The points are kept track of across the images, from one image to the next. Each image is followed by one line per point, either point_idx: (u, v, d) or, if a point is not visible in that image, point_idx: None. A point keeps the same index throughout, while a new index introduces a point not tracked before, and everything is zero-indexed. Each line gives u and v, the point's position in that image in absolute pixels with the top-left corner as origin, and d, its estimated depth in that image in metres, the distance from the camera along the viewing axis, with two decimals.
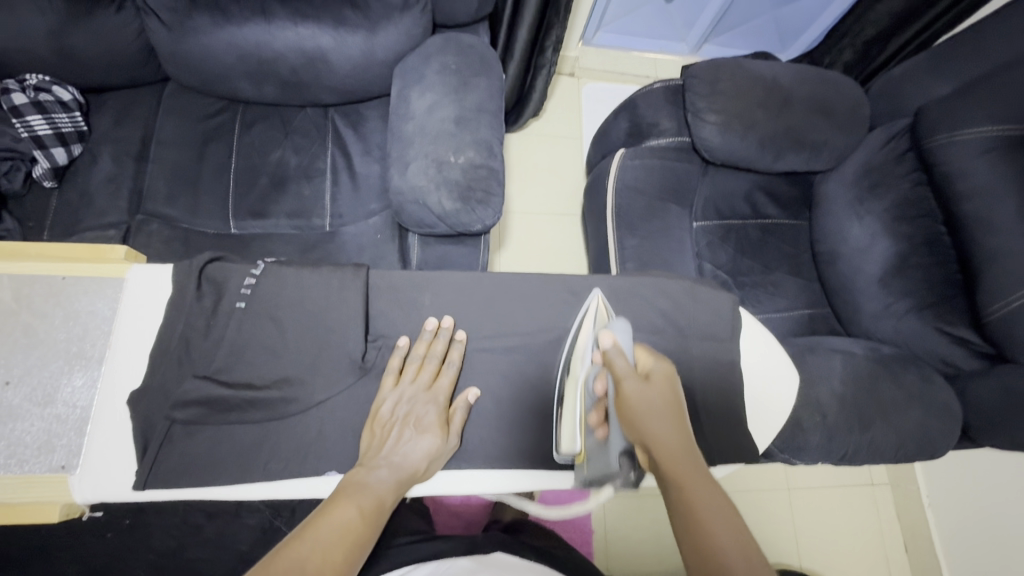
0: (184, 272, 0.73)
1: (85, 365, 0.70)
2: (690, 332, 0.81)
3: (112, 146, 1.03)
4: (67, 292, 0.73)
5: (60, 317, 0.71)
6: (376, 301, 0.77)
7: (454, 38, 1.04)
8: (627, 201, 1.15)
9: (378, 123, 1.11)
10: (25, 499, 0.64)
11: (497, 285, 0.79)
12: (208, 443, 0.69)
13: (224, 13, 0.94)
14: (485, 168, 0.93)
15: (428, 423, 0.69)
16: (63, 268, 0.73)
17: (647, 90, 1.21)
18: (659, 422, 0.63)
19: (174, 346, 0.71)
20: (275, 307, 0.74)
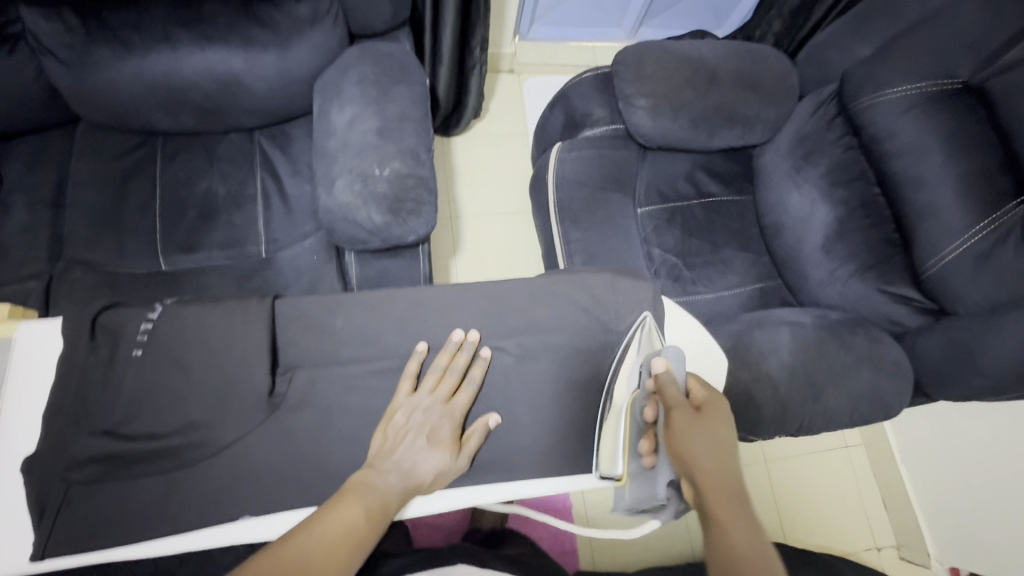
0: (74, 323, 0.71)
1: None
2: (614, 326, 0.80)
3: (27, 194, 0.99)
4: None
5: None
6: (287, 331, 0.74)
7: (371, 48, 1.02)
8: (569, 194, 1.14)
9: (305, 142, 1.09)
10: None
11: (412, 300, 0.77)
12: (112, 501, 0.67)
13: (124, 44, 0.91)
14: (414, 177, 0.92)
15: (443, 440, 0.70)
16: None
17: (577, 81, 1.20)
18: (700, 442, 0.67)
19: (68, 402, 0.68)
20: (176, 349, 0.71)
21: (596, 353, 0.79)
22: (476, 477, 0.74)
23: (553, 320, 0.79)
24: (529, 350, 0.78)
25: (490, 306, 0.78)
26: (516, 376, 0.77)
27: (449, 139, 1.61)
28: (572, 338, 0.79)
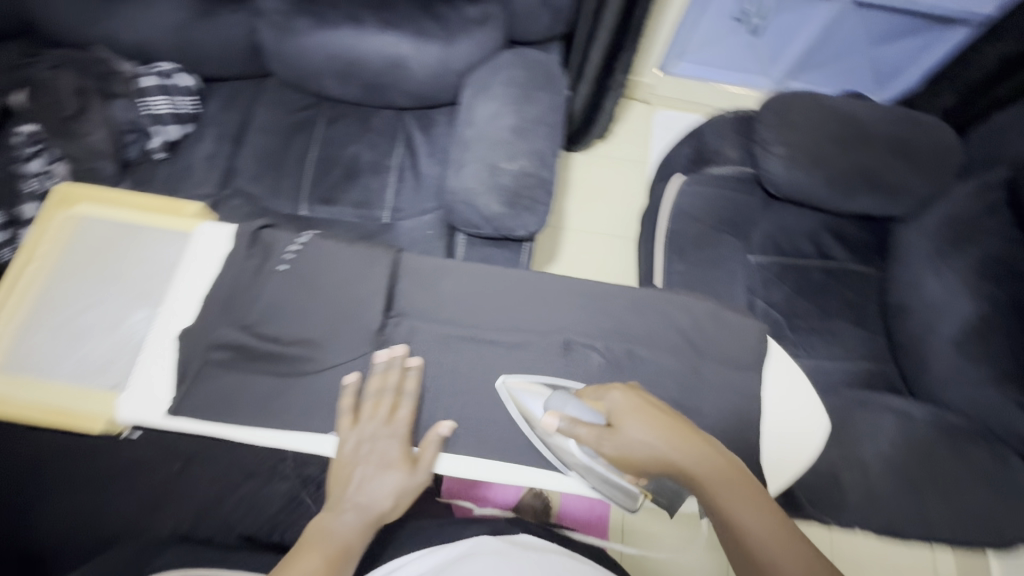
0: (240, 232, 0.81)
1: (147, 300, 0.77)
2: (708, 355, 0.78)
3: (213, 128, 1.17)
4: (143, 236, 0.82)
5: (137, 258, 0.80)
6: (402, 285, 0.80)
7: (523, 55, 1.10)
8: (680, 226, 1.13)
9: (446, 129, 1.18)
10: (78, 407, 0.70)
11: (519, 283, 0.81)
12: (231, 385, 0.72)
13: (323, 18, 1.06)
14: (537, 178, 0.97)
15: (396, 457, 0.68)
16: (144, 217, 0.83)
17: (715, 119, 1.20)
18: (641, 440, 0.61)
19: (221, 293, 0.77)
20: (312, 274, 0.79)
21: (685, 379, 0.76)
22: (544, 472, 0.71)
23: (645, 335, 0.79)
24: (615, 361, 0.77)
25: (584, 308, 0.80)
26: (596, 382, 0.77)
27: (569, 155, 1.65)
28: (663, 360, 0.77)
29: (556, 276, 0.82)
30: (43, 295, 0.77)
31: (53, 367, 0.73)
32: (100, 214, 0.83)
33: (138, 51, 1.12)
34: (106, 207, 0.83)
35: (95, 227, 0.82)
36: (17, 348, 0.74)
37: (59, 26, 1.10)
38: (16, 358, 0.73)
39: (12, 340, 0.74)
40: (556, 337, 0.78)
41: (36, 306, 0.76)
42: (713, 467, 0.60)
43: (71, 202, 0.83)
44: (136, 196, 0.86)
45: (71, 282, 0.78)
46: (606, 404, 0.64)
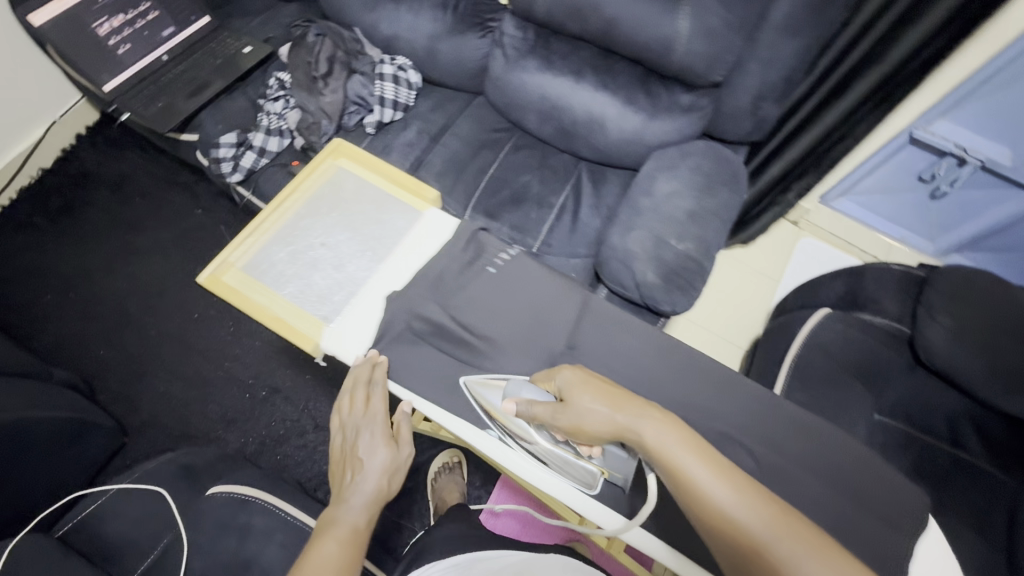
0: (463, 229, 0.87)
1: (372, 256, 0.86)
2: (853, 497, 0.73)
3: (419, 122, 1.31)
4: (384, 200, 0.91)
5: (374, 217, 0.89)
6: (584, 321, 0.82)
7: (716, 149, 1.15)
8: (811, 358, 1.10)
9: (615, 189, 1.25)
10: (295, 323, 0.79)
11: (685, 359, 0.80)
12: (420, 356, 0.78)
13: (550, 63, 1.18)
14: (698, 264, 0.99)
15: (379, 441, 0.75)
16: (388, 185, 0.92)
17: (882, 267, 1.16)
18: (593, 408, 0.65)
19: (433, 274, 0.83)
20: (510, 284, 0.84)
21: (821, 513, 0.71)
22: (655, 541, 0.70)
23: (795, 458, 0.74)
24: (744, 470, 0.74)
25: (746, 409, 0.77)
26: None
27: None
28: (811, 493, 0.72)
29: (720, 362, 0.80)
30: (293, 222, 0.88)
31: (282, 284, 0.83)
32: (358, 170, 0.94)
33: (387, 43, 1.30)
34: (363, 166, 0.94)
35: (349, 178, 0.93)
36: (260, 256, 0.85)
37: (337, 6, 1.31)
38: (256, 264, 0.84)
39: (260, 248, 0.85)
40: (711, 429, 0.75)
41: (286, 228, 0.87)
42: (654, 427, 0.63)
43: (336, 153, 0.95)
44: (386, 162, 0.96)
45: (318, 218, 0.89)
46: (562, 382, 0.69)
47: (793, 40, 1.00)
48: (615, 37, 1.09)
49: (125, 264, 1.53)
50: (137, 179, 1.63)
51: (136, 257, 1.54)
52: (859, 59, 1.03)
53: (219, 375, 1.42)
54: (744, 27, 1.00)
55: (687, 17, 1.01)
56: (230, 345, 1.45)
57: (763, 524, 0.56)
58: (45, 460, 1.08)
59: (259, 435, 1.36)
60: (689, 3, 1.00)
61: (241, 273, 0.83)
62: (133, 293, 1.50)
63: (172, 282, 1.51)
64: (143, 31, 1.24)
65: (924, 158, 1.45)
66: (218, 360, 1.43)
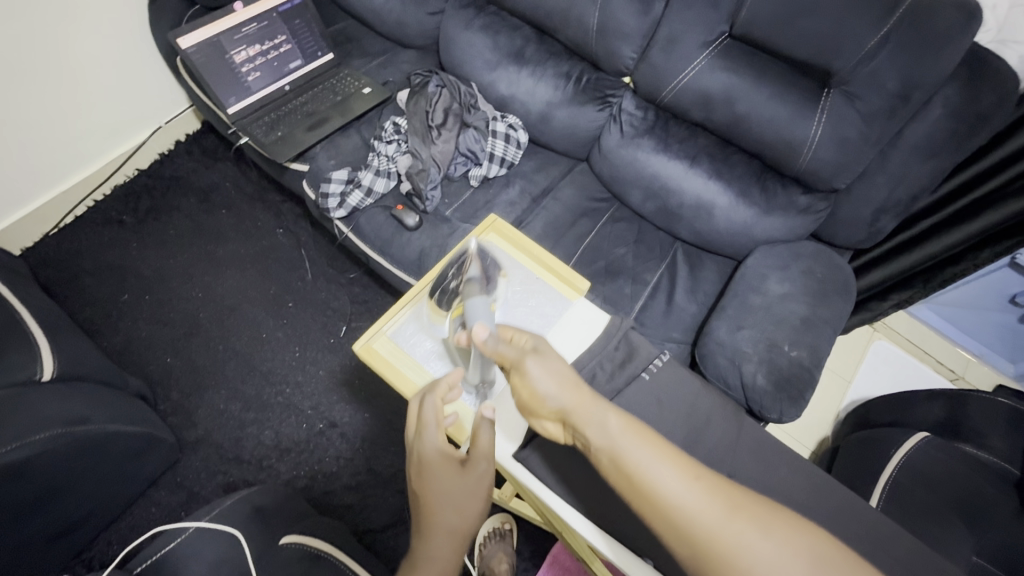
0: (614, 328, 0.90)
1: None
2: None
3: (522, 182, 1.32)
4: (534, 288, 0.95)
5: (523, 300, 0.94)
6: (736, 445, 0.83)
7: (826, 253, 1.13)
8: (907, 485, 1.05)
9: (712, 275, 1.24)
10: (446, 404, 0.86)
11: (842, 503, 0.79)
12: None
13: (666, 146, 1.20)
14: (809, 374, 0.96)
15: (439, 462, 0.68)
16: (539, 273, 0.97)
17: (989, 398, 1.13)
18: (543, 377, 0.63)
19: (584, 374, 0.85)
20: (664, 393, 0.85)
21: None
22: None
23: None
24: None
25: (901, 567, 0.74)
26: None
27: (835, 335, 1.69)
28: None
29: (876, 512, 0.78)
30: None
31: (432, 359, 0.90)
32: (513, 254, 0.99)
33: (502, 102, 1.33)
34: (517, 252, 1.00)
35: (502, 262, 0.98)
36: (411, 326, 0.93)
37: (460, 62, 1.35)
38: (408, 335, 0.92)
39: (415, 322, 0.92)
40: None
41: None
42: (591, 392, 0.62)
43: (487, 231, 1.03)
44: (539, 248, 1.00)
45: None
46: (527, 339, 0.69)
47: (929, 162, 1.00)
48: (741, 132, 1.10)
49: (203, 274, 1.54)
50: (225, 191, 1.65)
51: (214, 268, 1.55)
52: (987, 190, 1.04)
53: (278, 400, 1.40)
54: (880, 143, 1.00)
55: (823, 125, 1.01)
56: (292, 371, 1.43)
57: (674, 473, 0.51)
58: (110, 471, 1.07)
59: (310, 470, 1.32)
60: (825, 113, 1.01)
61: (393, 341, 0.91)
62: (206, 304, 1.50)
63: (245, 298, 1.52)
64: (273, 62, 1.28)
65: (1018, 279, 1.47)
66: (278, 385, 1.41)
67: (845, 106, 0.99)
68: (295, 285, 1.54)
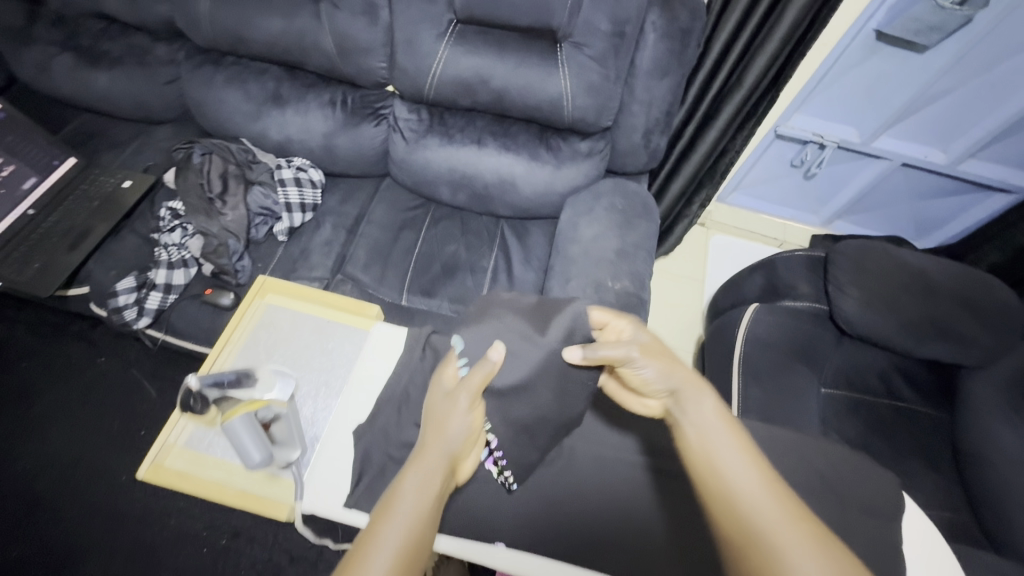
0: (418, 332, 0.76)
1: (327, 395, 0.82)
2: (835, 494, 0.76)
3: (333, 217, 1.28)
4: (326, 330, 0.90)
5: (317, 351, 0.87)
6: None
7: (622, 184, 1.22)
8: (755, 352, 1.19)
9: (539, 238, 1.30)
10: (265, 491, 0.79)
11: None
12: None
13: (450, 138, 1.21)
14: (637, 298, 1.04)
15: (447, 409, 0.59)
16: (326, 314, 0.92)
17: (787, 255, 1.30)
18: (644, 369, 0.66)
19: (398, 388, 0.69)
20: None
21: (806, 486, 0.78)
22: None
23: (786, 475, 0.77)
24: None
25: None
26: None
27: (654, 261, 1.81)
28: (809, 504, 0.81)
29: None
30: None
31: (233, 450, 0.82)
32: (292, 308, 0.93)
33: (281, 147, 1.28)
34: (296, 303, 0.94)
35: (282, 319, 0.92)
36: (202, 426, 0.84)
37: (217, 121, 1.27)
38: (202, 436, 0.84)
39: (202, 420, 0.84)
40: None
41: None
42: (707, 403, 0.63)
43: (263, 291, 0.95)
44: (321, 291, 0.95)
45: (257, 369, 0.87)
46: (634, 369, 0.66)
47: (665, 81, 1.11)
48: (507, 103, 1.15)
49: (23, 442, 1.32)
50: (18, 340, 1.45)
51: (34, 431, 1.34)
52: (721, 85, 1.16)
53: (166, 538, 1.25)
54: (620, 77, 1.09)
55: (569, 76, 1.08)
56: (172, 497, 1.29)
57: (742, 467, 0.56)
58: None
59: None
60: (565, 65, 1.08)
61: (187, 449, 0.83)
62: (40, 473, 1.29)
63: (87, 447, 1.33)
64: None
65: (790, 148, 1.63)
66: (161, 520, 1.26)
67: (579, 55, 1.07)
68: (141, 408, 1.38)
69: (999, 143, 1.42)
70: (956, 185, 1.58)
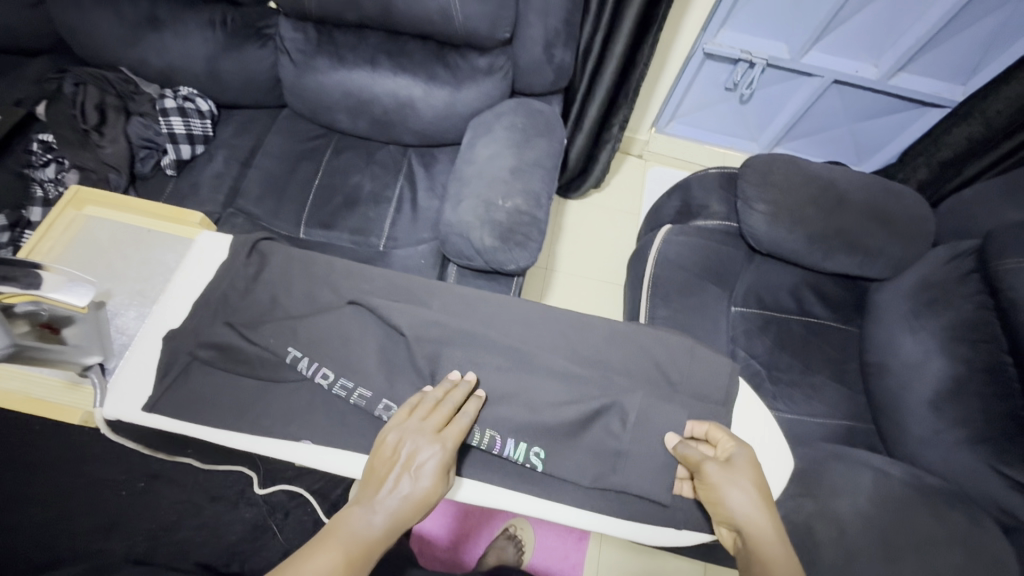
0: (239, 243, 0.77)
1: (142, 302, 0.80)
2: (682, 388, 0.74)
3: (227, 150, 1.22)
4: (149, 241, 0.86)
5: (135, 260, 0.83)
6: (368, 281, 0.77)
7: (525, 103, 1.16)
8: (665, 273, 1.17)
9: (446, 166, 1.24)
10: (62, 399, 0.73)
11: (512, 306, 0.78)
12: (217, 387, 0.68)
13: (341, 58, 1.14)
14: (529, 217, 1.01)
15: (398, 444, 0.61)
16: (147, 223, 0.87)
17: (703, 174, 1.26)
18: (734, 496, 0.62)
19: (214, 300, 0.72)
20: (280, 290, 0.74)
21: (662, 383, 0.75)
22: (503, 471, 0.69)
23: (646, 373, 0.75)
24: (561, 394, 0.70)
25: (559, 333, 0.76)
26: (563, 405, 0.69)
27: (566, 202, 1.74)
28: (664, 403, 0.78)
29: (559, 310, 0.80)
30: None
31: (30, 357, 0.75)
32: (110, 216, 0.87)
33: (165, 76, 1.19)
34: (113, 211, 0.88)
35: (100, 229, 0.86)
36: None
37: (91, 48, 1.17)
38: None
39: None
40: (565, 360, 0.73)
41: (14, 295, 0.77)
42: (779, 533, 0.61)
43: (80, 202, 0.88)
44: (143, 199, 0.90)
45: None
46: (716, 484, 0.63)
47: None
48: (393, 14, 1.06)
49: None
50: None
51: None
52: None
53: None
54: None
55: None
56: (84, 447, 1.27)
57: None
58: None
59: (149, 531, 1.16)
60: None
61: None
62: None
63: None
64: None
65: (722, 69, 1.56)
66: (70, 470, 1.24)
67: None
68: None
69: (928, 53, 1.38)
70: (889, 103, 1.53)
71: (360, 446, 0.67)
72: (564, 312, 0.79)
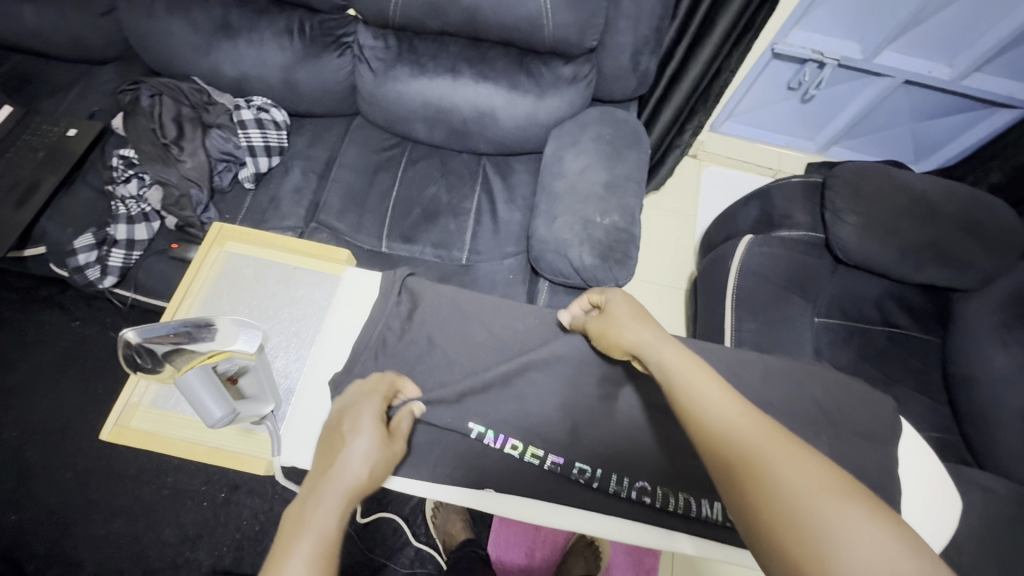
0: (388, 281, 0.81)
1: (298, 343, 0.86)
2: (818, 415, 0.76)
3: (303, 162, 1.20)
4: (297, 279, 0.92)
5: (286, 299, 0.89)
6: (511, 316, 0.80)
7: (610, 113, 1.14)
8: (748, 284, 1.16)
9: (523, 176, 1.23)
10: (238, 447, 0.80)
11: None
12: None
13: (420, 67, 1.10)
14: (626, 233, 0.99)
15: (335, 421, 0.63)
16: (294, 260, 0.94)
17: (785, 182, 1.25)
18: (627, 326, 0.66)
19: (372, 342, 0.76)
20: (436, 332, 0.78)
21: (796, 410, 0.75)
22: (656, 509, 0.69)
23: (784, 406, 0.76)
24: None
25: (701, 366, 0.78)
26: None
27: None
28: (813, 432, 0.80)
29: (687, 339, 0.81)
30: None
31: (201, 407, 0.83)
32: (255, 255, 0.94)
33: (237, 86, 1.17)
34: (258, 250, 0.94)
35: (246, 267, 0.93)
36: (167, 387, 0.84)
37: (163, 58, 1.14)
38: (168, 397, 0.84)
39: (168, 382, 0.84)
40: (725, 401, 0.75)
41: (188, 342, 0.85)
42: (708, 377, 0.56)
43: (221, 239, 0.95)
44: (284, 237, 0.96)
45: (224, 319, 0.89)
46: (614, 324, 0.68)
47: None
48: (479, 24, 1.03)
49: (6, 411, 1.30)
50: None
51: (16, 397, 1.31)
52: None
53: (164, 494, 1.25)
54: None
55: None
56: (165, 458, 1.28)
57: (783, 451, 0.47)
58: None
59: (232, 541, 1.22)
60: None
61: (154, 410, 0.83)
62: (29, 440, 1.28)
63: (71, 413, 1.30)
64: None
65: (788, 68, 1.53)
66: (156, 479, 1.26)
67: None
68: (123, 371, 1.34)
69: (1007, 53, 1.34)
70: (959, 103, 1.50)
71: (529, 489, 0.70)
72: (696, 343, 0.81)
